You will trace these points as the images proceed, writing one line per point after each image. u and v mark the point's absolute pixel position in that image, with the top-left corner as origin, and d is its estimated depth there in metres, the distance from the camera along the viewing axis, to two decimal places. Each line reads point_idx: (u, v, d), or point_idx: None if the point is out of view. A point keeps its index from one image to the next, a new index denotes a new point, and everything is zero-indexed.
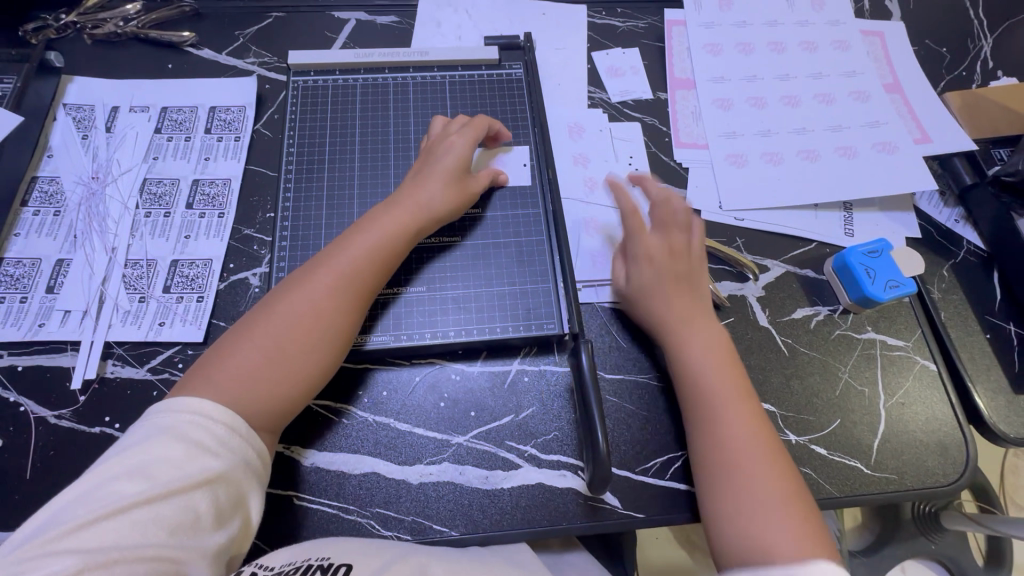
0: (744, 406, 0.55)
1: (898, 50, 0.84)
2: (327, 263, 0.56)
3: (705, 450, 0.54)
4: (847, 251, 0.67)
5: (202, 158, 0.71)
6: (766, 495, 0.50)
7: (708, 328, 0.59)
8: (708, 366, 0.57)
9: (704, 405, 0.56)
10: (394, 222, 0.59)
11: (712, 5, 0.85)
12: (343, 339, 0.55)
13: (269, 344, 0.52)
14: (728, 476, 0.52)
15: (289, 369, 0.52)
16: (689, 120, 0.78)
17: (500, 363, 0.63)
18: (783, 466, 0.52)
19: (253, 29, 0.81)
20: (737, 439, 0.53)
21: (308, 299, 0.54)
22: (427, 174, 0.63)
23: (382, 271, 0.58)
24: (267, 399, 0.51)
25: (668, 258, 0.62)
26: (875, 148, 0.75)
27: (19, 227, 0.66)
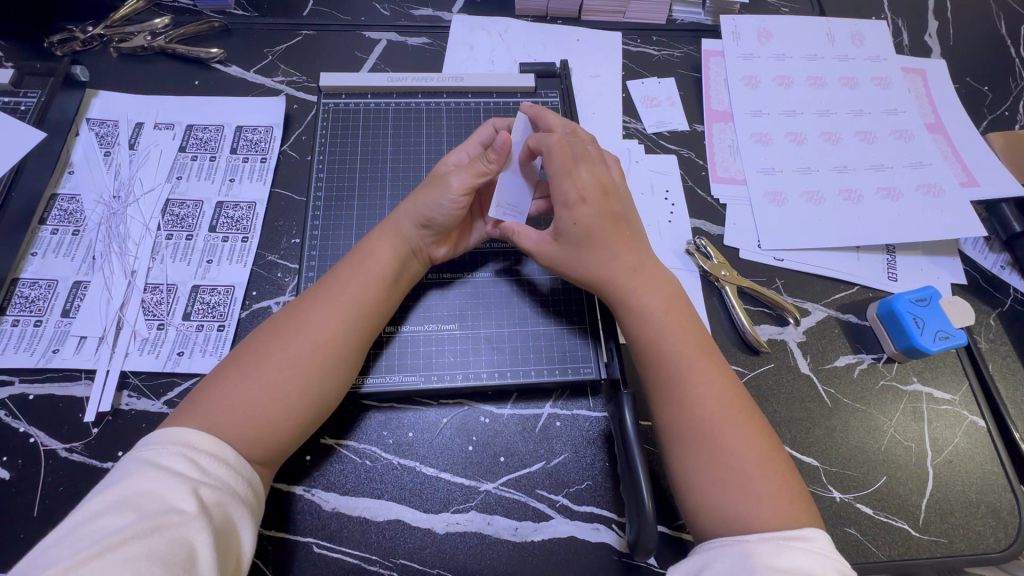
0: (716, 389, 0.50)
1: (940, 89, 0.82)
2: (323, 282, 0.55)
3: (676, 436, 0.49)
4: (893, 298, 0.65)
5: (227, 179, 0.69)
6: (731, 456, 0.47)
7: (660, 285, 0.55)
8: (661, 331, 0.53)
9: (672, 387, 0.50)
10: (394, 251, 0.57)
11: (750, 36, 0.83)
12: (326, 353, 0.51)
13: (261, 373, 0.49)
14: (694, 451, 0.48)
15: (281, 398, 0.48)
16: (726, 154, 0.76)
17: (532, 407, 0.60)
18: (755, 432, 0.49)
19: (282, 46, 0.79)
20: (710, 424, 0.48)
21: (303, 327, 0.51)
22: (425, 190, 0.59)
23: (380, 290, 0.55)
24: (259, 431, 0.47)
25: (605, 217, 0.56)
26: (920, 190, 0.73)
27: (36, 246, 0.64)
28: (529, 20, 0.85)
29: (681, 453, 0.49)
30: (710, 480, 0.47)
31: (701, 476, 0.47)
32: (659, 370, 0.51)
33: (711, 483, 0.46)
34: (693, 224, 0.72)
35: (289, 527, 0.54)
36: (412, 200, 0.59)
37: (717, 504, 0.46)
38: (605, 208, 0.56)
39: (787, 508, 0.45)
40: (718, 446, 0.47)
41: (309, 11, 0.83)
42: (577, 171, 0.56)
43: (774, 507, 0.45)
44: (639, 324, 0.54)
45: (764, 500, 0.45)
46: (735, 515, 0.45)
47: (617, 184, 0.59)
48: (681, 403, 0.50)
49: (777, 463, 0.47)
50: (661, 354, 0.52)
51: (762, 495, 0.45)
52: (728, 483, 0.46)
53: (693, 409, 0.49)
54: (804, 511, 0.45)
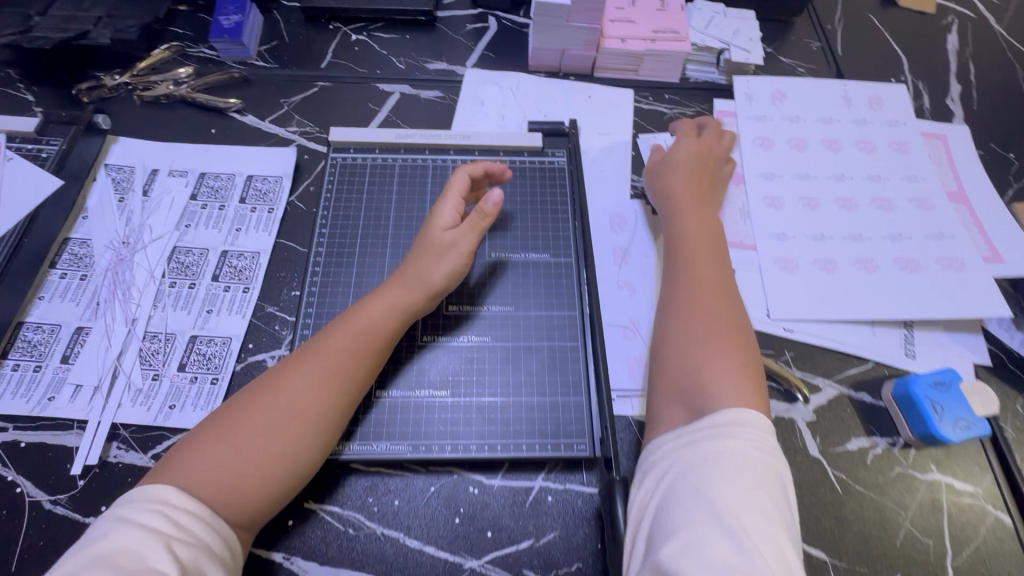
0: (723, 303, 0.58)
1: (963, 156, 0.80)
2: (320, 338, 0.54)
3: (678, 314, 0.58)
4: (910, 381, 0.61)
5: (233, 228, 0.70)
6: (717, 345, 0.54)
7: (707, 221, 0.66)
8: (689, 241, 0.64)
9: (684, 281, 0.60)
10: (392, 311, 0.55)
11: (765, 97, 0.82)
12: (313, 413, 0.50)
13: (244, 432, 0.48)
14: (687, 326, 0.57)
15: (267, 459, 0.47)
16: (737, 217, 0.75)
17: (523, 479, 0.57)
18: (738, 337, 0.56)
19: (298, 97, 0.81)
20: (703, 312, 0.57)
21: (288, 383, 0.50)
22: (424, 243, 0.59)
23: (375, 349, 0.54)
24: (237, 490, 0.46)
25: (695, 167, 0.70)
26: (941, 264, 0.70)
27: (44, 290, 0.65)
28: (541, 76, 0.86)
29: (674, 330, 0.57)
30: (692, 347, 0.55)
31: (688, 347, 0.55)
32: (681, 266, 0.62)
33: (692, 353, 0.55)
34: None
35: None
36: (421, 258, 0.58)
37: (691, 371, 0.53)
38: (692, 160, 0.71)
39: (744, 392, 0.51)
40: (707, 331, 0.56)
41: (327, 63, 0.85)
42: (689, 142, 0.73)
43: (731, 388, 0.51)
44: (680, 233, 0.65)
45: (727, 380, 0.52)
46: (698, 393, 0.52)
47: (716, 155, 0.73)
48: (689, 294, 0.59)
49: (748, 367, 0.54)
50: (687, 260, 0.62)
51: (727, 375, 0.52)
52: (705, 357, 0.54)
53: (702, 302, 0.58)
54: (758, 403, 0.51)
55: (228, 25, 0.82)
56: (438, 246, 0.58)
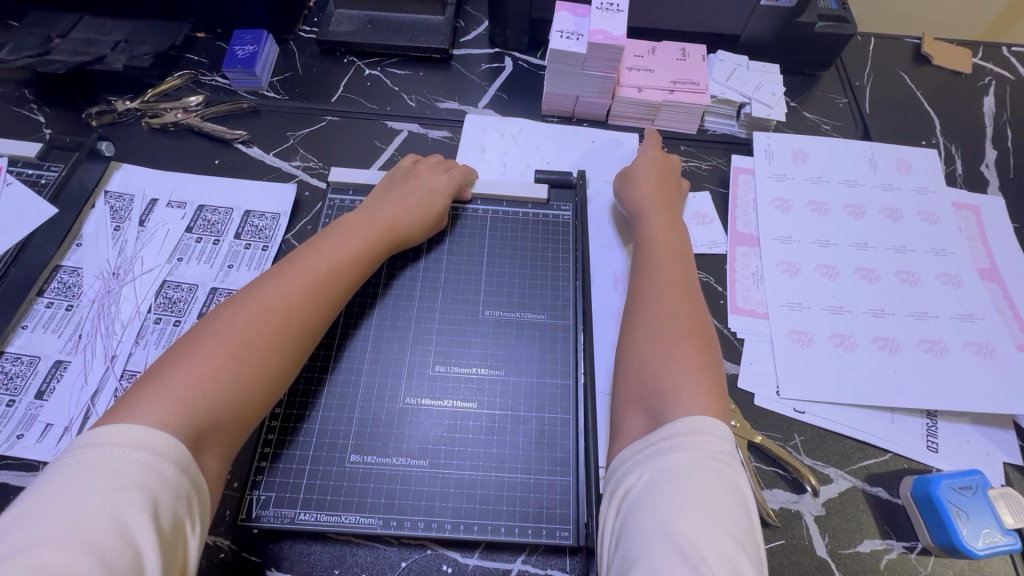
0: (684, 292, 0.57)
1: (996, 230, 0.75)
2: (289, 261, 0.53)
3: (638, 314, 0.56)
4: (931, 481, 0.56)
5: (225, 265, 0.68)
6: (675, 338, 0.52)
7: (673, 220, 0.65)
8: (657, 239, 0.62)
9: (648, 279, 0.58)
10: (363, 242, 0.58)
11: (785, 155, 0.79)
12: (293, 319, 0.50)
13: (215, 350, 0.45)
14: (645, 331, 0.54)
15: (247, 370, 0.46)
16: (749, 283, 0.70)
17: (501, 561, 0.52)
18: (700, 334, 0.53)
19: (304, 130, 0.80)
20: (663, 310, 0.55)
21: (255, 305, 0.49)
22: (390, 204, 0.62)
23: (350, 272, 0.55)
24: (214, 411, 0.43)
25: (660, 172, 0.70)
26: (968, 349, 0.65)
27: (28, 319, 0.64)
28: (554, 120, 0.84)
29: (634, 334, 0.55)
30: (650, 349, 0.52)
31: (648, 350, 0.52)
32: (649, 263, 0.60)
33: (648, 359, 0.52)
34: None
35: None
36: (385, 212, 0.61)
37: (649, 378, 0.50)
38: (658, 171, 0.70)
39: (705, 394, 0.48)
40: (665, 328, 0.53)
41: (338, 97, 0.84)
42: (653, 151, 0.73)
43: (689, 390, 0.48)
44: (646, 235, 0.63)
45: (684, 382, 0.48)
46: (663, 393, 0.49)
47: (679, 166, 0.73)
48: (651, 292, 0.57)
49: (707, 351, 0.52)
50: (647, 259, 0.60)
51: (689, 377, 0.49)
52: (662, 357, 0.51)
53: (664, 297, 0.56)
54: (722, 406, 0.48)
55: (242, 55, 0.82)
56: (394, 212, 0.61)
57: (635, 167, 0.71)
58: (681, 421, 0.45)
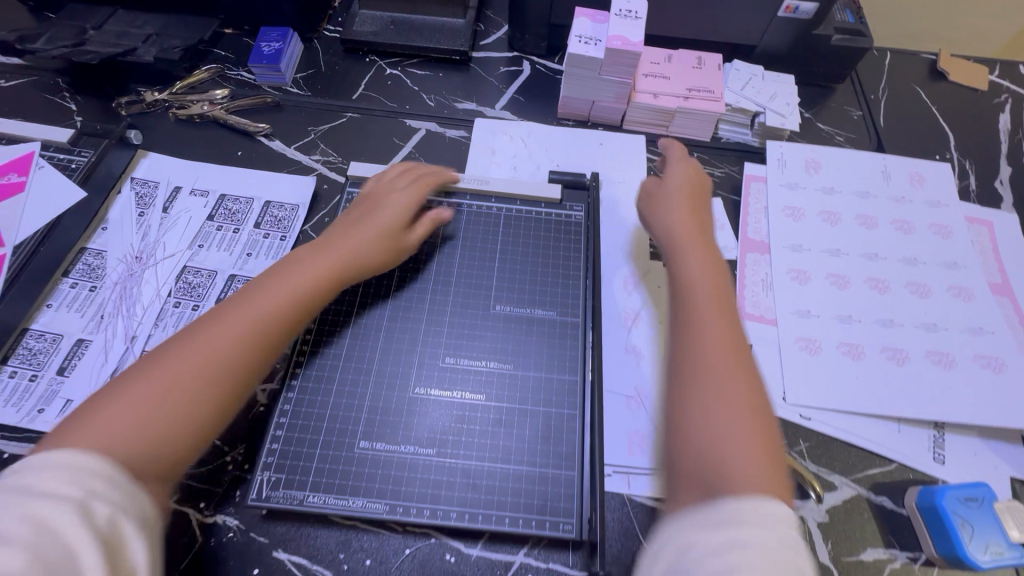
0: (733, 341, 0.52)
1: (1010, 245, 0.74)
2: (242, 294, 0.52)
3: (685, 370, 0.50)
4: (937, 492, 0.56)
5: (244, 253, 0.70)
6: (733, 404, 0.47)
7: (711, 255, 0.59)
8: (698, 273, 0.57)
9: (693, 326, 0.53)
10: (322, 271, 0.55)
11: (798, 165, 0.79)
12: (236, 357, 0.48)
13: (154, 385, 0.45)
14: (699, 390, 0.48)
15: (183, 409, 0.45)
16: (758, 289, 0.71)
17: (504, 551, 0.54)
18: (756, 398, 0.48)
19: (325, 126, 0.82)
20: (715, 367, 0.49)
21: (201, 335, 0.48)
22: (356, 230, 0.60)
23: (303, 304, 0.53)
24: (141, 453, 0.43)
25: (688, 199, 0.65)
26: (978, 362, 0.65)
27: (53, 298, 0.65)
28: (569, 124, 0.85)
29: (685, 387, 0.49)
30: (704, 413, 0.47)
31: (701, 415, 0.47)
32: (688, 305, 0.55)
33: (704, 428, 0.46)
34: None
35: None
36: (346, 238, 0.59)
37: (706, 450, 0.45)
38: (687, 194, 0.66)
39: (768, 474, 0.44)
40: (721, 392, 0.48)
41: (359, 94, 0.86)
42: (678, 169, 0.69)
43: (750, 470, 0.44)
44: (683, 271, 0.58)
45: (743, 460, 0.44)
46: (727, 472, 0.44)
47: (706, 186, 0.68)
48: (698, 343, 0.51)
49: (761, 415, 0.48)
50: (689, 298, 0.55)
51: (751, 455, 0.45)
52: (717, 426, 0.46)
53: (712, 348, 0.51)
54: (783, 484, 0.44)
55: (268, 51, 0.84)
56: (356, 239, 0.59)
57: (665, 188, 0.67)
58: (748, 502, 0.41)
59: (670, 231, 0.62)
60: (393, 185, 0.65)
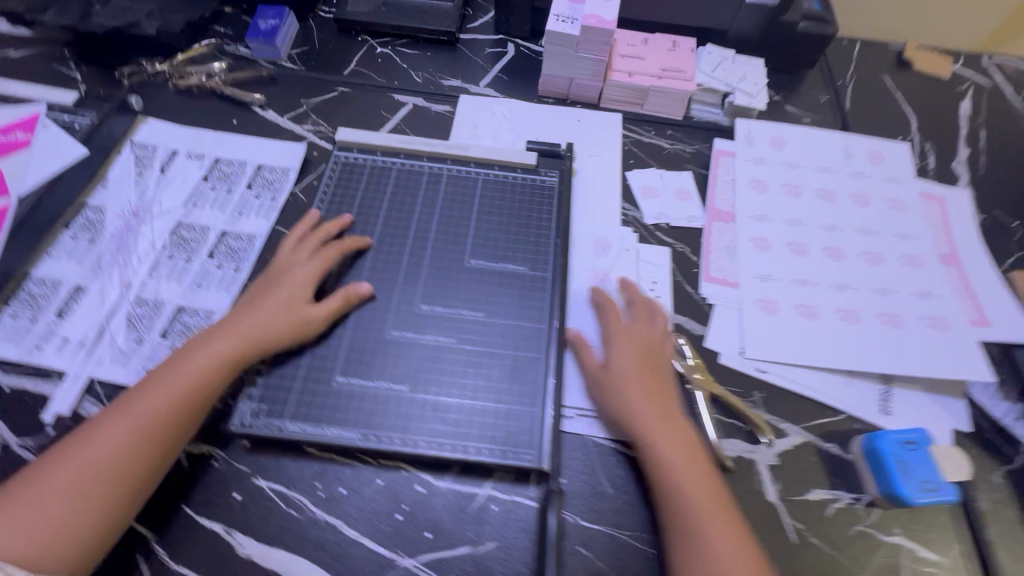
0: (699, 469, 0.55)
1: (961, 220, 0.78)
2: (134, 391, 0.55)
3: (675, 529, 0.53)
4: (878, 435, 0.59)
5: (235, 211, 0.74)
6: (727, 538, 0.52)
7: (662, 390, 0.60)
8: (664, 445, 0.56)
9: (668, 476, 0.55)
10: (212, 358, 0.56)
11: (764, 142, 0.83)
12: (134, 456, 0.52)
13: (50, 497, 0.50)
14: (695, 555, 0.51)
15: (86, 511, 0.50)
16: (722, 255, 0.75)
17: (471, 484, 0.57)
18: (736, 523, 0.53)
19: (317, 98, 0.87)
20: (703, 512, 0.53)
21: (99, 439, 0.52)
22: (263, 302, 0.59)
23: (194, 388, 0.55)
24: (53, 552, 0.48)
25: (639, 367, 0.61)
26: (923, 323, 0.69)
27: (53, 248, 0.69)
28: (550, 101, 0.89)
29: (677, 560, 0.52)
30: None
31: None
32: (658, 459, 0.56)
33: None
34: (676, 320, 0.70)
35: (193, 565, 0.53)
36: (251, 310, 0.59)
37: None
38: (641, 360, 0.62)
39: None
40: (712, 542, 0.51)
41: (350, 70, 0.91)
42: (622, 332, 0.63)
43: None
44: (644, 421, 0.57)
45: None
46: None
47: (657, 329, 0.64)
48: (679, 499, 0.54)
49: (741, 530, 0.53)
50: (684, 518, 0.53)
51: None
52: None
53: (690, 489, 0.54)
54: None
55: (265, 28, 0.88)
56: (258, 312, 0.58)
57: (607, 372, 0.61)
58: None
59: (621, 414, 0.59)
60: (318, 237, 0.65)
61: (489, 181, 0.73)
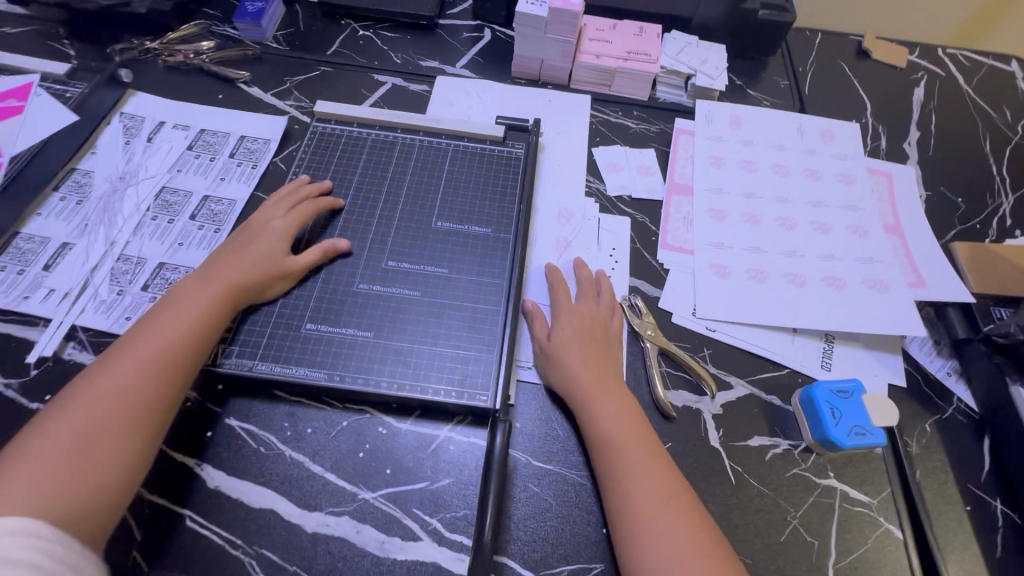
0: (643, 447, 0.58)
1: (907, 194, 0.83)
2: (139, 333, 0.56)
3: (621, 504, 0.54)
4: (813, 385, 0.63)
5: (218, 178, 0.78)
6: (675, 508, 0.53)
7: (610, 377, 0.63)
8: (610, 426, 0.59)
9: (614, 455, 0.57)
10: (211, 301, 0.59)
11: (723, 121, 0.88)
12: (153, 390, 0.53)
13: (69, 435, 0.49)
14: (644, 527, 0.52)
15: (116, 444, 0.50)
16: (680, 225, 0.79)
17: (431, 426, 0.61)
18: (684, 492, 0.55)
19: (300, 77, 0.91)
20: (649, 488, 0.55)
21: (100, 385, 0.52)
22: (245, 253, 0.63)
23: (199, 328, 0.57)
24: (88, 486, 0.47)
25: (587, 349, 0.64)
26: (865, 285, 0.73)
27: (42, 209, 0.73)
28: (522, 82, 0.93)
29: (626, 538, 0.53)
30: (654, 548, 0.51)
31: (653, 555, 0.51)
32: (604, 441, 0.58)
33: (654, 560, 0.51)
34: (633, 283, 0.74)
35: (164, 495, 0.56)
36: (236, 259, 0.62)
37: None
38: (589, 342, 0.65)
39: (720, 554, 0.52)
40: (662, 515, 0.53)
41: (332, 51, 0.95)
42: (574, 316, 0.66)
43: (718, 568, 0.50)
44: (592, 407, 0.60)
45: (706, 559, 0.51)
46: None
47: (606, 316, 0.68)
48: (624, 476, 0.55)
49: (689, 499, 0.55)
50: (626, 487, 0.55)
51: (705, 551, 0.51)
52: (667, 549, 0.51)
53: (637, 464, 0.56)
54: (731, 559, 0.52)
55: (251, 10, 0.93)
56: (241, 262, 0.62)
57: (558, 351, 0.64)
58: None
59: (571, 393, 0.62)
60: (298, 194, 0.69)
61: (458, 152, 0.77)
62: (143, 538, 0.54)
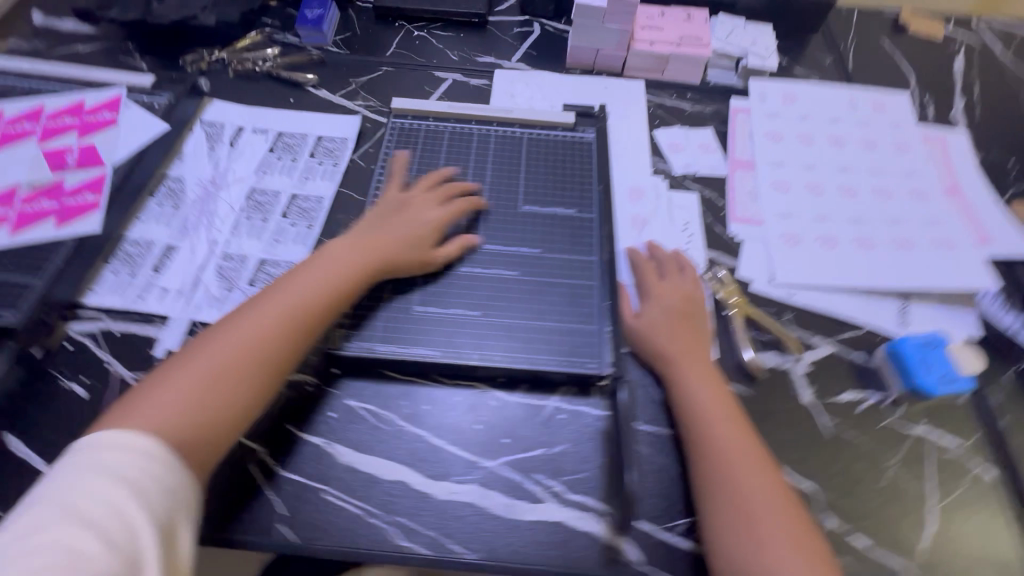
0: (733, 427, 0.58)
1: (961, 157, 0.86)
2: (266, 296, 0.60)
3: (710, 479, 0.56)
4: (899, 340, 0.66)
5: (302, 176, 0.81)
6: (761, 487, 0.54)
7: (698, 351, 0.64)
8: (701, 403, 0.60)
9: (705, 433, 0.58)
10: (345, 278, 0.62)
11: (775, 98, 0.91)
12: (267, 353, 0.56)
13: (190, 379, 0.53)
14: (730, 504, 0.54)
15: (226, 401, 0.53)
16: (747, 198, 0.82)
17: (540, 397, 0.64)
18: (769, 471, 0.56)
19: (365, 78, 0.94)
20: (739, 467, 0.55)
21: (223, 338, 0.56)
22: (400, 235, 0.67)
23: (320, 302, 0.60)
24: (194, 434, 0.51)
25: (675, 324, 0.66)
26: (932, 244, 0.76)
27: (142, 214, 0.76)
28: (577, 72, 0.97)
29: (713, 510, 0.54)
30: (739, 524, 0.53)
31: (739, 529, 0.52)
32: (694, 418, 0.59)
33: (737, 538, 0.52)
34: (710, 255, 0.77)
35: (299, 472, 0.59)
36: (387, 241, 0.67)
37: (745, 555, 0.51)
38: (677, 317, 0.67)
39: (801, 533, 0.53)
40: (748, 491, 0.54)
41: (392, 52, 0.98)
42: (660, 291, 0.69)
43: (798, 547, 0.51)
44: (683, 383, 0.62)
45: (788, 536, 0.52)
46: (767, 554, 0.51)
47: (693, 293, 0.69)
48: (716, 451, 0.57)
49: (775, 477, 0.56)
50: (717, 461, 0.56)
51: (786, 529, 0.52)
52: (751, 529, 0.52)
53: (727, 442, 0.57)
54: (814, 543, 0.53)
55: (312, 16, 0.96)
56: (393, 245, 0.66)
57: (647, 327, 0.66)
58: None
59: (664, 360, 0.64)
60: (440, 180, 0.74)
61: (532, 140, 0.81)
62: (288, 513, 0.57)
